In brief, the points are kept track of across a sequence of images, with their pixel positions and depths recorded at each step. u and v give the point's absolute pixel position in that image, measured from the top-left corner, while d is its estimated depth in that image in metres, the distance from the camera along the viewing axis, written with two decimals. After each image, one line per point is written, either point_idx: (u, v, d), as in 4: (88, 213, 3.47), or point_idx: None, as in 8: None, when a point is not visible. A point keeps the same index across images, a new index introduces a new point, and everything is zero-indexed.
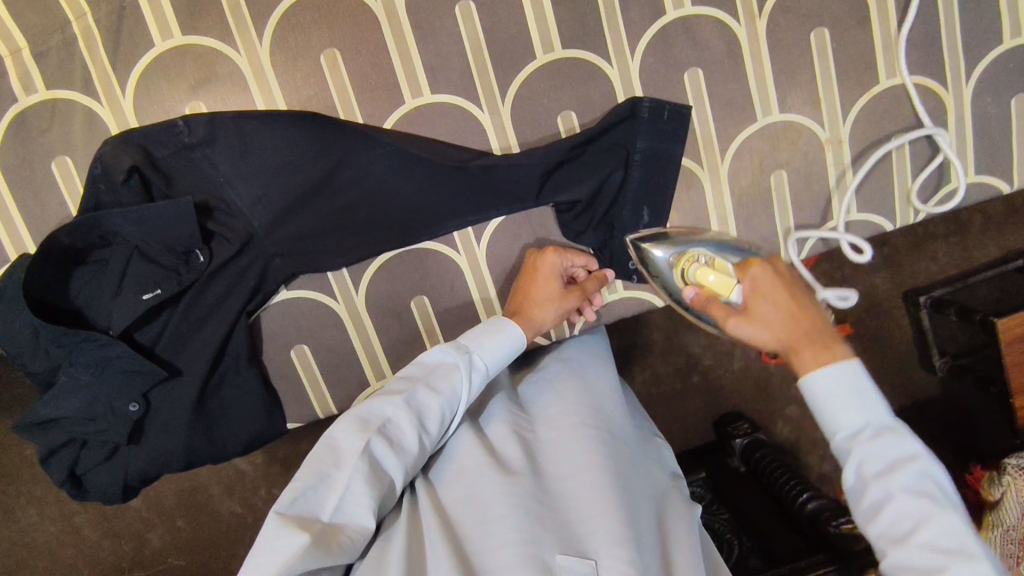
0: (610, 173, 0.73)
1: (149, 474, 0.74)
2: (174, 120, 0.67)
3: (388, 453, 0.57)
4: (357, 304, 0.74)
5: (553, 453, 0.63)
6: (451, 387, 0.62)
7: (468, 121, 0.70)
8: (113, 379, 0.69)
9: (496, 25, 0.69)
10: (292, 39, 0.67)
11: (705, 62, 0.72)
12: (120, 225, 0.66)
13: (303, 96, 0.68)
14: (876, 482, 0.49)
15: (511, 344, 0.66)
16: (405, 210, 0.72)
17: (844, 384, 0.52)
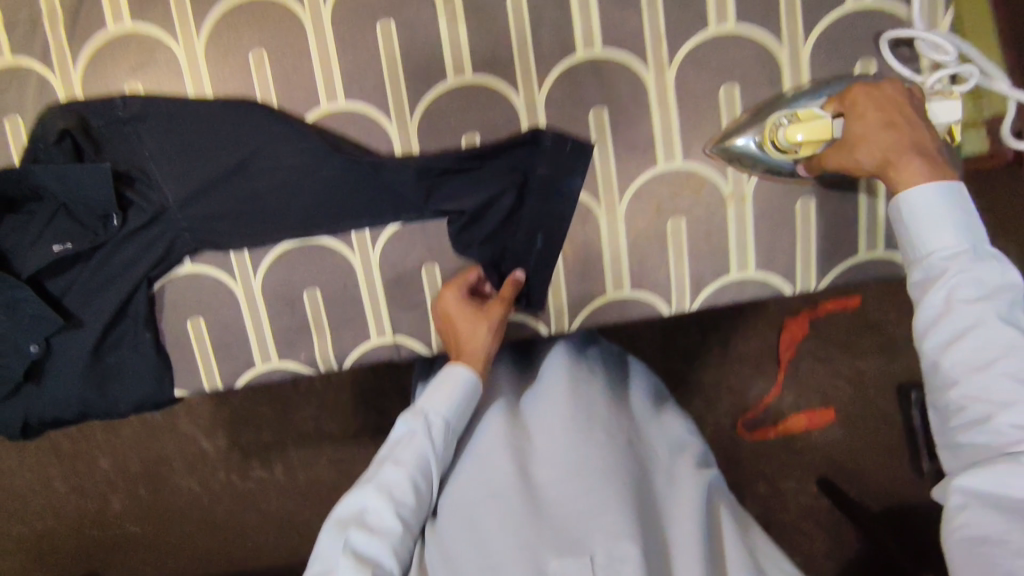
0: (503, 192, 0.75)
1: (46, 418, 0.80)
2: (113, 96, 0.74)
3: (369, 538, 0.65)
4: (254, 289, 0.78)
5: (542, 461, 0.69)
6: (416, 454, 0.69)
7: (377, 131, 0.75)
8: (20, 321, 0.75)
9: (412, 45, 0.73)
10: (227, 35, 0.73)
11: (612, 102, 0.73)
12: (46, 183, 0.72)
13: (229, 89, 0.75)
14: (963, 300, 0.58)
15: (464, 388, 0.72)
16: (305, 202, 0.76)
17: (944, 202, 0.60)
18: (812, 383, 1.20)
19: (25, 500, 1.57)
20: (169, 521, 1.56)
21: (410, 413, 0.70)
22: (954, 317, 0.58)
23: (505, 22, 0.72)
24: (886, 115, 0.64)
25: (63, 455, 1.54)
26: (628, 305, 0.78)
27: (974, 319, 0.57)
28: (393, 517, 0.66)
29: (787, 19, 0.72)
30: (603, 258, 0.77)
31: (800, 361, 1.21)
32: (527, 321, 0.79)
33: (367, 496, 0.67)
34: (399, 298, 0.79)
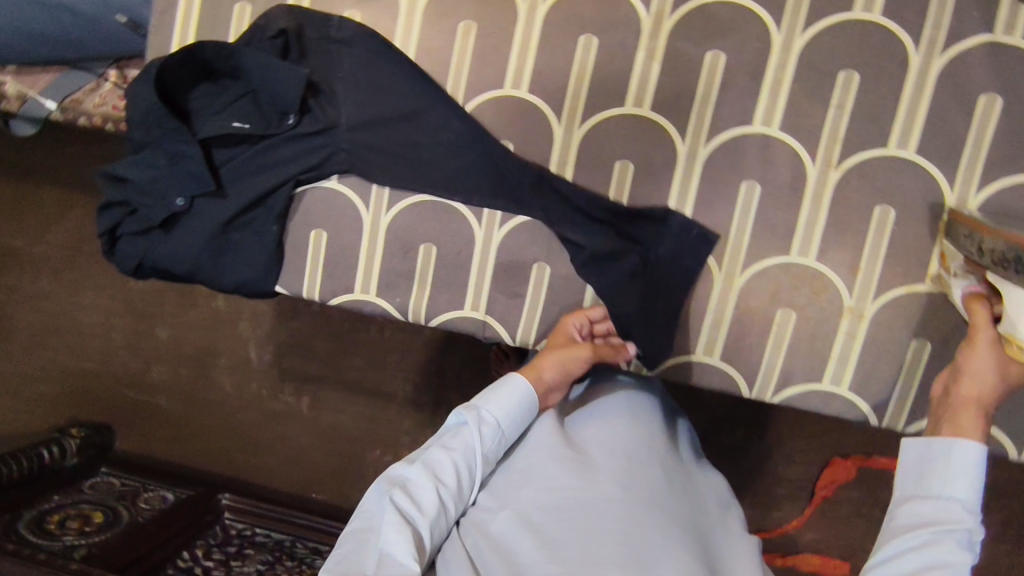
0: (626, 252, 0.80)
1: (160, 264, 0.87)
2: (333, 16, 0.82)
3: (410, 506, 0.64)
4: (380, 225, 0.84)
5: (609, 474, 0.69)
6: (469, 444, 0.69)
7: (543, 126, 0.80)
8: (178, 174, 0.83)
9: (606, 65, 0.78)
10: (449, 0, 0.80)
11: (768, 182, 0.75)
12: (249, 66, 0.80)
13: (432, 45, 0.81)
14: (915, 533, 0.57)
15: (523, 395, 0.73)
16: (452, 166, 0.82)
17: (973, 462, 0.58)
18: (847, 532, 1.17)
19: (100, 343, 1.94)
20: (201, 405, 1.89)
21: (469, 407, 0.71)
22: (920, 528, 0.57)
23: (697, 75, 0.76)
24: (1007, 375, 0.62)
25: (137, 314, 1.90)
26: (707, 372, 0.79)
27: (944, 553, 0.54)
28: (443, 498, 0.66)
29: (966, 168, 0.72)
30: (704, 321, 0.78)
31: (846, 506, 1.17)
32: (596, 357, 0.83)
33: (420, 470, 0.66)
34: (501, 283, 0.82)
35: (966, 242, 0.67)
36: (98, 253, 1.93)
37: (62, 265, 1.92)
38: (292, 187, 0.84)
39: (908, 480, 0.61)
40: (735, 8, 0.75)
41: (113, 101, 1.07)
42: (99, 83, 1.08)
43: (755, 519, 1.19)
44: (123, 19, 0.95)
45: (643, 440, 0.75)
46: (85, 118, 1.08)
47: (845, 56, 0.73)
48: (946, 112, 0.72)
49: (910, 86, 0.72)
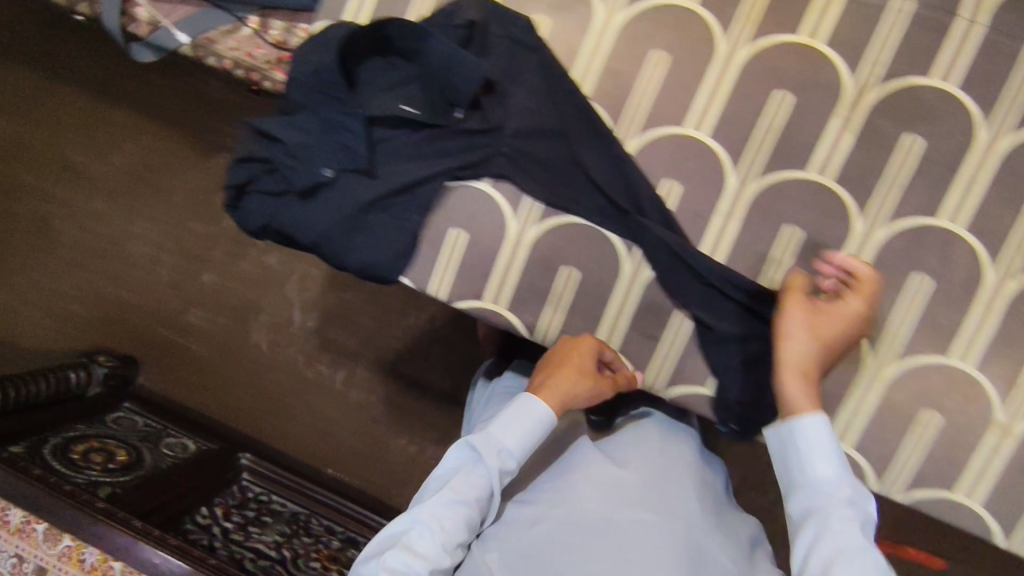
0: (752, 337, 0.77)
1: (283, 230, 0.83)
2: (523, 17, 0.79)
3: (411, 561, 0.66)
4: (526, 238, 0.81)
5: (629, 503, 0.71)
6: (482, 486, 0.71)
7: (717, 174, 0.77)
8: (332, 144, 0.79)
9: (797, 126, 0.75)
10: (645, 25, 0.77)
11: (941, 278, 0.73)
12: (430, 51, 0.76)
13: (619, 68, 0.78)
14: (823, 548, 0.59)
15: (535, 428, 0.73)
16: (606, 194, 0.79)
17: (816, 426, 0.65)
18: None
19: (142, 275, 1.91)
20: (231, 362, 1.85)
21: (483, 439, 0.71)
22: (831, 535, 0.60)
23: (889, 155, 0.73)
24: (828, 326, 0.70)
25: (185, 255, 1.87)
26: None
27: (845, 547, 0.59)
28: (448, 549, 0.68)
29: None
30: (844, 405, 0.76)
31: None
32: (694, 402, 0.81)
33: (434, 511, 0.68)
34: (638, 321, 0.80)
35: None
36: (155, 184, 1.88)
37: (121, 186, 1.90)
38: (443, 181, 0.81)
39: (798, 490, 0.65)
40: (945, 95, 0.72)
41: (248, 48, 1.03)
42: (237, 25, 1.03)
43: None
44: None
45: (671, 462, 0.78)
46: (214, 59, 1.04)
47: None
48: None
49: None
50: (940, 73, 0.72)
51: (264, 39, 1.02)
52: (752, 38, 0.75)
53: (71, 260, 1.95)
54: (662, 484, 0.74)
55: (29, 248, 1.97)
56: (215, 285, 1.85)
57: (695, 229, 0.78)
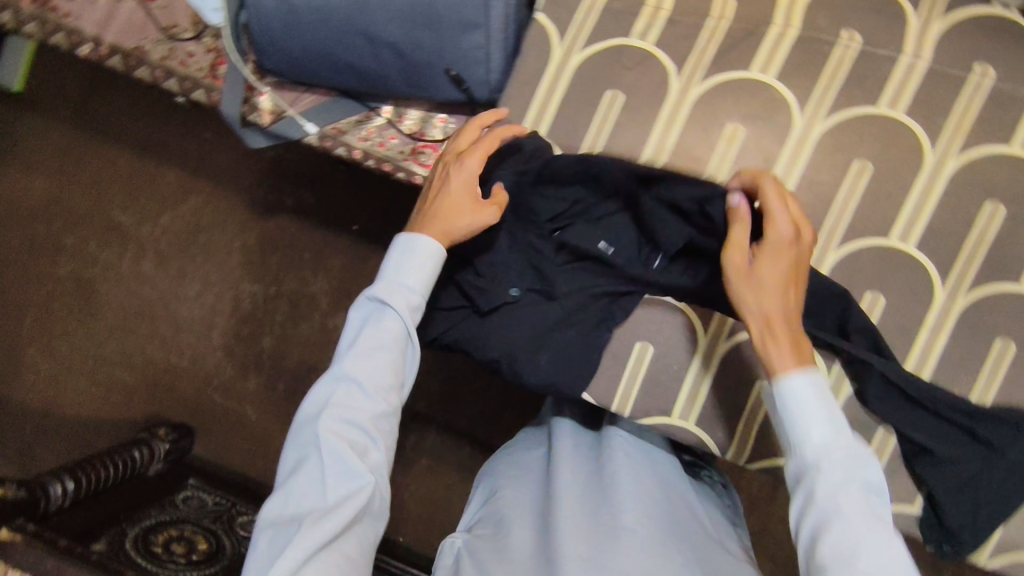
0: (966, 460, 0.71)
1: (453, 345, 0.80)
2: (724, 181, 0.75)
3: (346, 448, 0.62)
4: (717, 350, 0.77)
5: (572, 496, 0.72)
6: (394, 330, 0.68)
7: (924, 286, 0.75)
8: (513, 263, 0.78)
9: (1009, 239, 0.73)
10: (848, 135, 0.75)
11: None
12: (645, 204, 0.73)
13: (818, 177, 0.76)
14: (833, 534, 0.56)
15: (427, 262, 0.70)
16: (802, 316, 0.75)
17: (807, 391, 0.60)
18: None
19: (177, 339, 1.66)
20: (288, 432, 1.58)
21: (387, 287, 0.70)
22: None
23: None
24: (780, 255, 0.63)
25: (242, 314, 1.64)
26: None
27: (835, 493, 0.58)
28: (381, 393, 0.67)
29: None
30: None
31: None
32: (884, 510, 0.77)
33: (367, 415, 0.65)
34: None
35: None
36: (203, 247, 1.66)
37: (159, 233, 1.66)
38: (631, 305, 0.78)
39: (793, 464, 0.62)
40: None
41: (381, 138, 0.99)
42: (371, 115, 1.00)
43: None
44: (451, 73, 0.85)
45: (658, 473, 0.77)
46: (344, 150, 1.00)
47: None
48: None
49: None
50: None
51: (400, 129, 0.99)
52: (962, 148, 0.73)
53: (99, 312, 1.67)
54: (668, 508, 0.72)
55: (68, 314, 1.68)
56: (276, 347, 1.62)
57: (900, 343, 0.75)
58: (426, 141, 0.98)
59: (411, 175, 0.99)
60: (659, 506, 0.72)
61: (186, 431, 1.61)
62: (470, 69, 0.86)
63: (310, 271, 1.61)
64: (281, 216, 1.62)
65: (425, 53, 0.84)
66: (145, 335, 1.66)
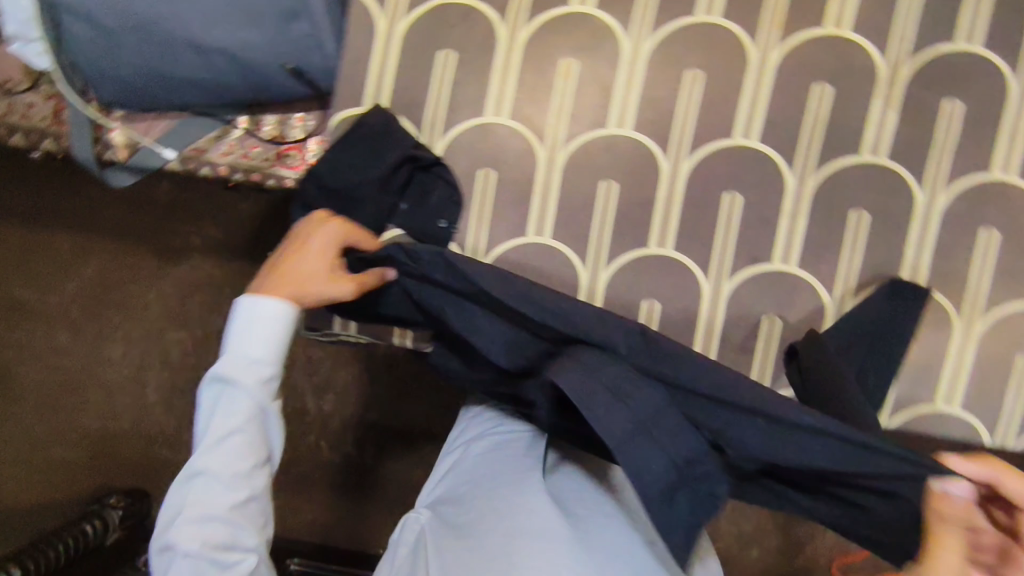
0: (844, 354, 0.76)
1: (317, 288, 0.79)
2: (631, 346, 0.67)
3: (202, 541, 0.63)
4: (600, 281, 0.81)
5: (524, 493, 0.70)
6: (246, 409, 0.68)
7: (776, 176, 0.78)
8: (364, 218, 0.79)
9: (843, 113, 0.76)
10: (676, 47, 0.77)
11: (1007, 229, 0.76)
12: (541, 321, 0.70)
13: (657, 94, 0.78)
14: None
15: (270, 320, 0.69)
16: (666, 228, 0.79)
17: None
18: None
19: (106, 403, 1.58)
20: None
21: (232, 366, 0.68)
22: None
23: (934, 123, 0.76)
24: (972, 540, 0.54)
25: (171, 363, 1.56)
26: (948, 421, 0.79)
27: None
28: (241, 479, 0.66)
29: None
30: (942, 369, 0.78)
31: None
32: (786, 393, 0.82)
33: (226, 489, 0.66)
34: (730, 336, 0.81)
35: None
36: (110, 304, 1.56)
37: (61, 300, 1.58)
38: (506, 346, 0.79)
39: None
40: (976, 58, 0.75)
41: (244, 149, 0.98)
42: (228, 129, 0.98)
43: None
44: (289, 67, 0.85)
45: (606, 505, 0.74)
46: (209, 168, 0.98)
47: None
48: None
49: None
50: (966, 38, 0.75)
51: (260, 136, 0.97)
52: (782, 38, 0.76)
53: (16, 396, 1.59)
54: (603, 528, 0.70)
55: None
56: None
57: (765, 235, 0.79)
58: (289, 143, 0.97)
59: (282, 180, 0.98)
60: (594, 523, 0.70)
61: (141, 493, 1.55)
62: (307, 58, 0.86)
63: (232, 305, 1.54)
64: (188, 258, 1.53)
65: (260, 54, 0.84)
66: (76, 407, 1.59)
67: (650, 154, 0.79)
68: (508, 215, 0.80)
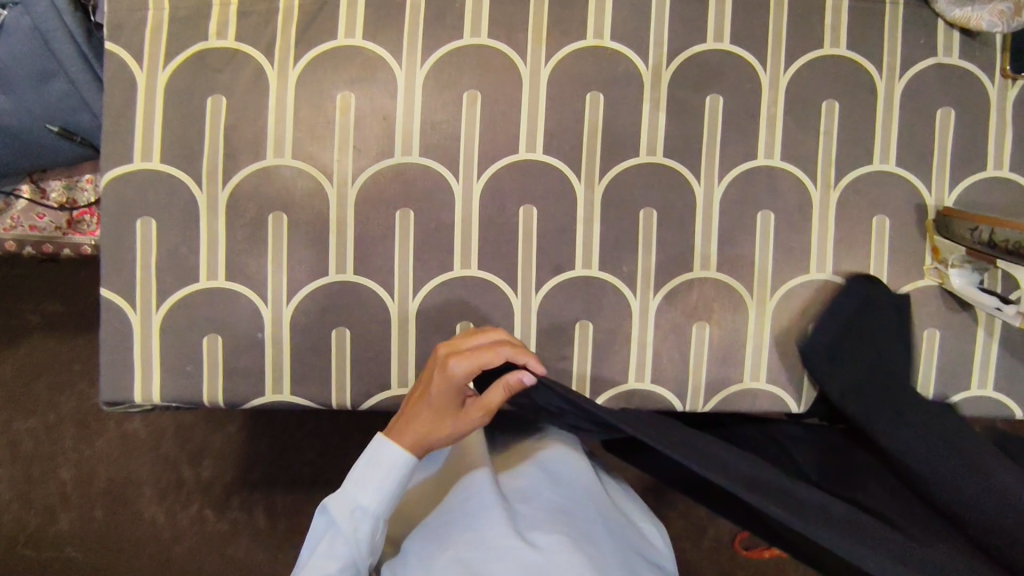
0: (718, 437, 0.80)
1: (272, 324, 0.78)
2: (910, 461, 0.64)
3: None
4: (409, 311, 0.79)
5: (483, 502, 0.67)
6: (344, 559, 0.64)
7: (563, 185, 0.80)
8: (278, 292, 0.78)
9: (615, 120, 0.80)
10: (449, 72, 0.78)
11: (779, 209, 0.81)
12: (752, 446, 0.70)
13: (437, 118, 0.78)
14: None
15: (399, 473, 0.66)
16: (468, 251, 0.79)
17: None
18: None
19: None
20: (117, 556, 1.32)
21: (340, 507, 0.65)
22: None
23: (700, 119, 0.80)
24: None
25: (24, 457, 1.34)
26: (759, 396, 0.83)
27: None
28: None
29: (937, 172, 0.82)
30: (745, 352, 0.82)
31: None
32: (628, 392, 0.82)
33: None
34: (548, 346, 0.81)
35: (977, 240, 0.74)
36: None
37: None
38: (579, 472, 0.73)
39: None
40: (726, 54, 0.80)
41: (30, 220, 0.91)
42: (7, 201, 0.90)
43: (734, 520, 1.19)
44: (54, 129, 0.80)
45: (575, 482, 0.73)
46: None
47: (825, 86, 0.81)
48: (913, 129, 0.82)
49: (880, 105, 0.81)
50: (714, 37, 0.80)
51: (46, 205, 0.90)
52: (548, 53, 0.79)
53: None
54: (580, 512, 0.69)
55: None
56: (78, 477, 1.34)
57: (564, 244, 0.80)
58: (81, 208, 0.92)
59: (79, 248, 0.93)
60: (569, 517, 0.67)
61: None
62: (75, 118, 0.81)
63: (85, 381, 1.36)
64: (27, 338, 1.35)
65: (20, 119, 0.79)
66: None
67: (440, 178, 0.79)
68: (305, 257, 0.78)
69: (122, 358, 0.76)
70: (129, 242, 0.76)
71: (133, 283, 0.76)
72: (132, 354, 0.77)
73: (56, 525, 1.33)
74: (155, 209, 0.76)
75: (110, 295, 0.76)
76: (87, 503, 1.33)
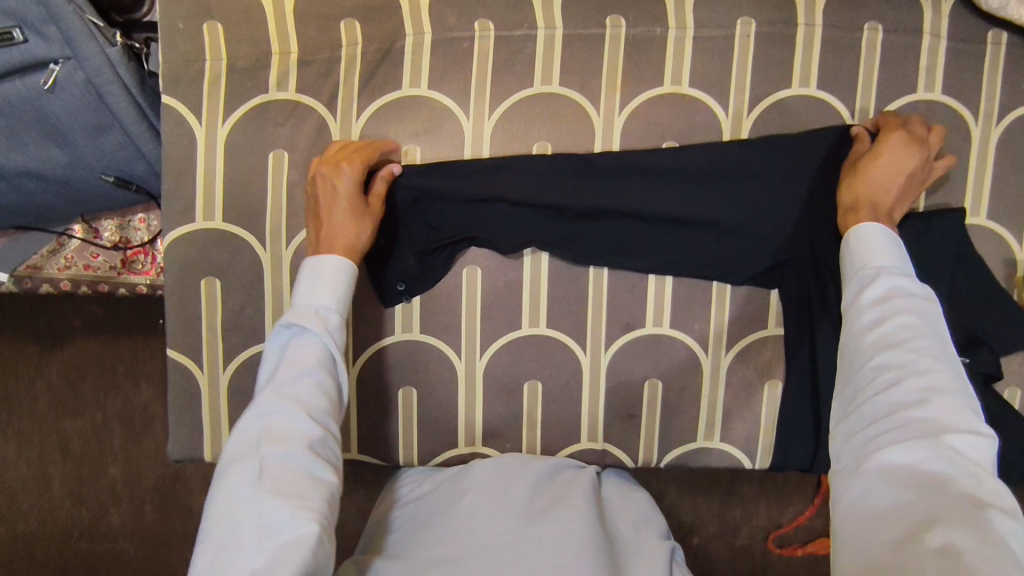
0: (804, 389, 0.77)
1: (419, 249, 0.74)
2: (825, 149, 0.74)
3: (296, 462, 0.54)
4: (476, 370, 0.78)
5: (462, 497, 0.70)
6: (320, 356, 0.60)
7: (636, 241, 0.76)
8: (414, 229, 0.74)
9: None
10: (519, 122, 0.74)
11: None
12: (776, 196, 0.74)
13: None
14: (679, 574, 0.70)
15: (323, 311, 0.63)
16: (536, 308, 0.77)
17: None
18: None
19: None
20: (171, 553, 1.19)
21: (298, 311, 0.62)
22: None
23: None
24: None
25: (72, 457, 1.18)
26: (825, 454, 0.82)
27: None
28: (315, 409, 0.57)
29: None
30: None
31: None
32: (695, 451, 0.81)
33: (253, 571, 0.49)
34: (616, 404, 0.79)
35: None
36: None
37: None
38: (530, 207, 0.74)
39: None
40: (811, 101, 0.75)
41: (84, 260, 0.90)
42: (61, 241, 0.89)
43: (771, 516, 1.07)
44: (110, 179, 0.77)
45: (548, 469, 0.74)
46: (49, 285, 0.90)
47: None
48: (1007, 180, 0.77)
49: (973, 156, 0.77)
50: (799, 83, 0.75)
51: (99, 245, 0.89)
52: (623, 101, 0.75)
53: None
54: (559, 496, 0.70)
55: None
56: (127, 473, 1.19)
57: (634, 302, 0.78)
58: (134, 247, 0.90)
59: (134, 288, 0.90)
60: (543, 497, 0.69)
61: None
62: (129, 167, 0.78)
63: (130, 381, 1.19)
64: (72, 340, 1.18)
65: (74, 169, 0.76)
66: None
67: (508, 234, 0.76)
68: (371, 316, 0.76)
69: (190, 416, 0.76)
70: (193, 302, 0.74)
71: (199, 344, 0.75)
72: (200, 413, 0.76)
73: (108, 521, 1.19)
74: (218, 268, 0.74)
75: (177, 355, 0.75)
76: (137, 499, 1.19)
